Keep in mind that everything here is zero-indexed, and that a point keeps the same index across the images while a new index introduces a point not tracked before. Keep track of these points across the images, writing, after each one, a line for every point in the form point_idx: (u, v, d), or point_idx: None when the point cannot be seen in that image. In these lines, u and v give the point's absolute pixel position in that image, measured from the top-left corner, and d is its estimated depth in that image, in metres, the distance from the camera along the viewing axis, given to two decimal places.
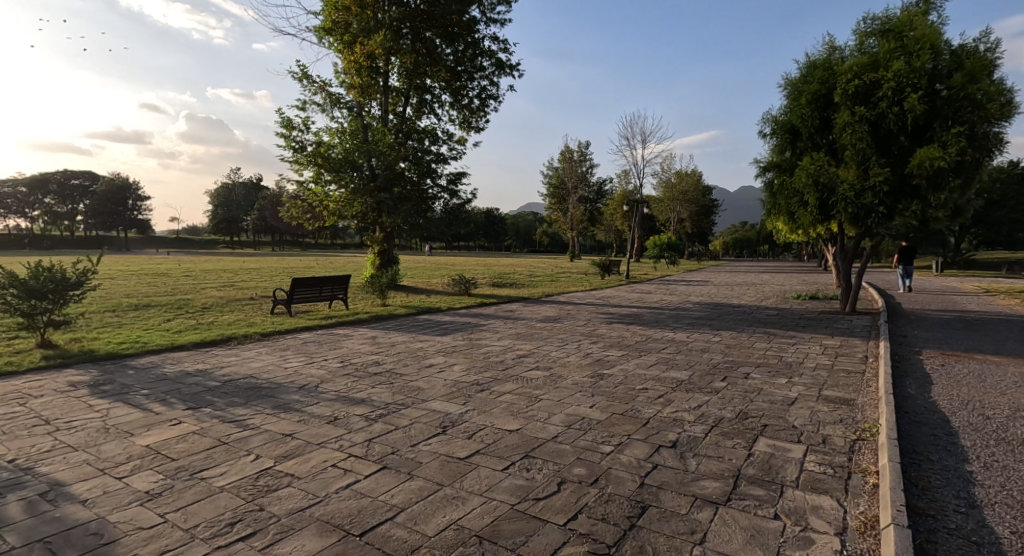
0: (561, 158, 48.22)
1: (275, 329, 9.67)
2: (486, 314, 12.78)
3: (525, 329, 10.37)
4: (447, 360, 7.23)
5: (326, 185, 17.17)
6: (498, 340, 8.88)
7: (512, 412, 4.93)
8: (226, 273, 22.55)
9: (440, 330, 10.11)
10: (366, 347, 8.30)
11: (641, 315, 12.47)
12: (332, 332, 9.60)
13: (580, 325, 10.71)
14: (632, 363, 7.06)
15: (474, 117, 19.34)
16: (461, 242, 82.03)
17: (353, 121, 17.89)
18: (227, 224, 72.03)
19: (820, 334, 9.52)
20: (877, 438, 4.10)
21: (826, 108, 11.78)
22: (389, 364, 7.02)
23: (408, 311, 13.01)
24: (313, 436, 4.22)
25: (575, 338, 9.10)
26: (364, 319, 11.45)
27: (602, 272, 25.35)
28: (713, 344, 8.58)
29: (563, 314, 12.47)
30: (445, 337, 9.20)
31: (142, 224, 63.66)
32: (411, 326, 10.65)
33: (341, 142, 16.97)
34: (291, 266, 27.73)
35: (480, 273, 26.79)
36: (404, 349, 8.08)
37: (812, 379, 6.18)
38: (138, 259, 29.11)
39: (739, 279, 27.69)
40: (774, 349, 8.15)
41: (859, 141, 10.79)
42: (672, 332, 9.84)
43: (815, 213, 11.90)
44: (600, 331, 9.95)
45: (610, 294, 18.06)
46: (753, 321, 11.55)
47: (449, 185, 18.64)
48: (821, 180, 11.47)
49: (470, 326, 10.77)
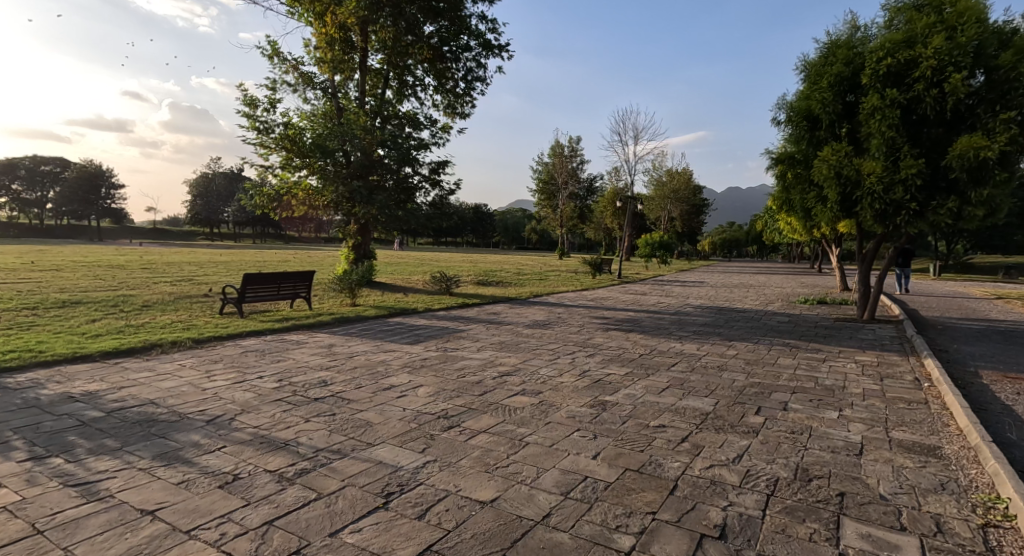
0: (551, 152, 46.91)
1: (216, 334, 8.21)
2: (467, 318, 11.42)
3: (510, 336, 9.04)
4: (412, 379, 5.89)
5: (295, 172, 15.68)
6: (477, 352, 7.53)
7: (487, 467, 3.59)
8: (191, 266, 20.91)
9: (411, 337, 8.73)
10: (318, 359, 6.90)
11: (640, 321, 11.19)
12: (284, 338, 8.17)
13: (573, 332, 9.38)
14: (639, 387, 5.76)
15: (460, 101, 17.99)
16: (448, 238, 80.54)
17: (327, 103, 16.43)
18: (206, 216, 69.85)
19: (850, 348, 8.28)
20: (1014, 525, 2.84)
21: (850, 92, 10.58)
22: (338, 383, 5.64)
23: (380, 312, 11.62)
24: (191, 512, 2.87)
25: (568, 350, 7.79)
26: (327, 322, 10.05)
27: (593, 271, 24.06)
28: (730, 360, 7.30)
29: (553, 319, 11.14)
30: (414, 347, 7.83)
31: (117, 214, 61.38)
32: (378, 332, 9.24)
33: (314, 125, 15.52)
34: (264, 260, 26.15)
35: (465, 270, 25.39)
36: (362, 363, 6.70)
37: (870, 413, 4.90)
38: (100, 250, 27.35)
39: (734, 280, 26.46)
40: (803, 369, 6.88)
41: (888, 128, 9.59)
42: (678, 343, 8.54)
43: (835, 210, 10.72)
44: (595, 341, 8.63)
45: (603, 295, 16.76)
46: (766, 330, 10.29)
47: (431, 174, 17.24)
48: (844, 172, 10.29)
49: (446, 332, 9.40)
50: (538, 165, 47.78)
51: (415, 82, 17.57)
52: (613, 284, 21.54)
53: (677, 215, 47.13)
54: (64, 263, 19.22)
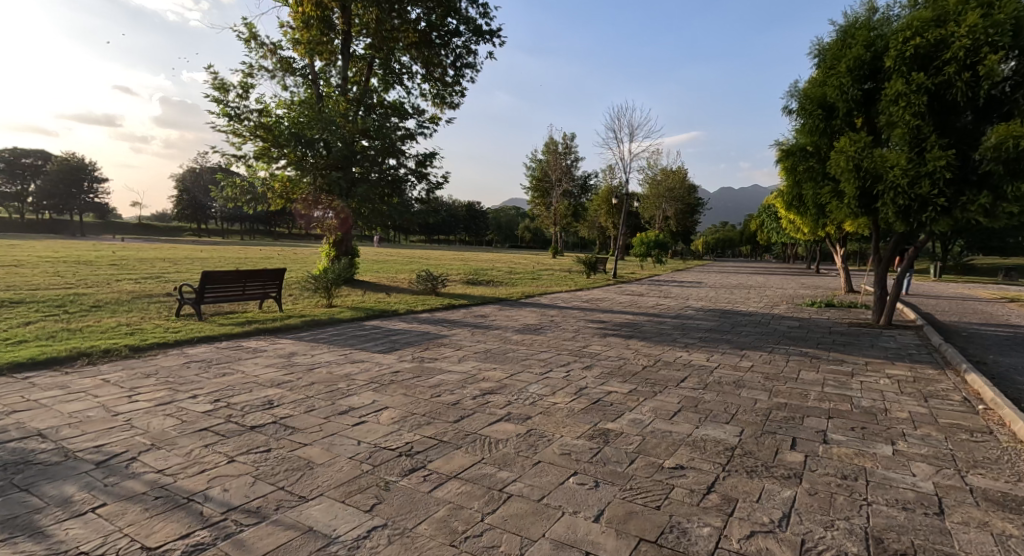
0: (544, 149, 45.95)
1: (162, 339, 7.22)
2: (452, 321, 10.46)
3: (497, 343, 8.10)
4: (377, 399, 4.96)
5: (270, 162, 14.63)
6: (459, 363, 6.61)
7: (454, 539, 2.68)
8: (164, 262, 19.81)
9: (386, 345, 7.78)
10: (271, 371, 5.94)
11: (639, 326, 10.27)
12: (240, 345, 7.21)
13: (566, 339, 8.45)
14: (647, 410, 4.86)
15: (449, 91, 17.05)
16: (440, 236, 79.49)
17: (307, 89, 15.42)
18: (193, 211, 68.31)
19: (875, 360, 7.43)
20: None
21: (869, 78, 9.73)
22: (286, 404, 4.70)
23: (357, 314, 10.67)
24: None
25: (562, 361, 6.87)
26: (296, 325, 9.09)
27: (588, 271, 23.11)
28: (746, 375, 6.41)
29: (546, 323, 10.20)
30: (388, 357, 6.89)
31: (100, 209, 59.84)
32: (350, 338, 8.29)
33: (292, 113, 14.51)
34: (245, 256, 25.08)
35: (455, 268, 24.42)
36: (322, 377, 5.76)
37: (931, 449, 4.00)
38: (72, 245, 26.15)
39: (733, 281, 25.49)
40: (832, 385, 5.99)
41: (914, 116, 8.74)
42: (685, 352, 7.64)
43: (853, 206, 9.88)
44: (592, 350, 7.70)
45: (599, 297, 15.83)
46: (777, 337, 9.42)
47: (418, 167, 16.31)
48: (864, 164, 9.44)
49: (427, 338, 8.45)
50: (532, 162, 46.72)
51: (401, 70, 16.61)
52: (609, 284, 20.63)
53: (672, 214, 46.27)
54: (25, 258, 18.07)
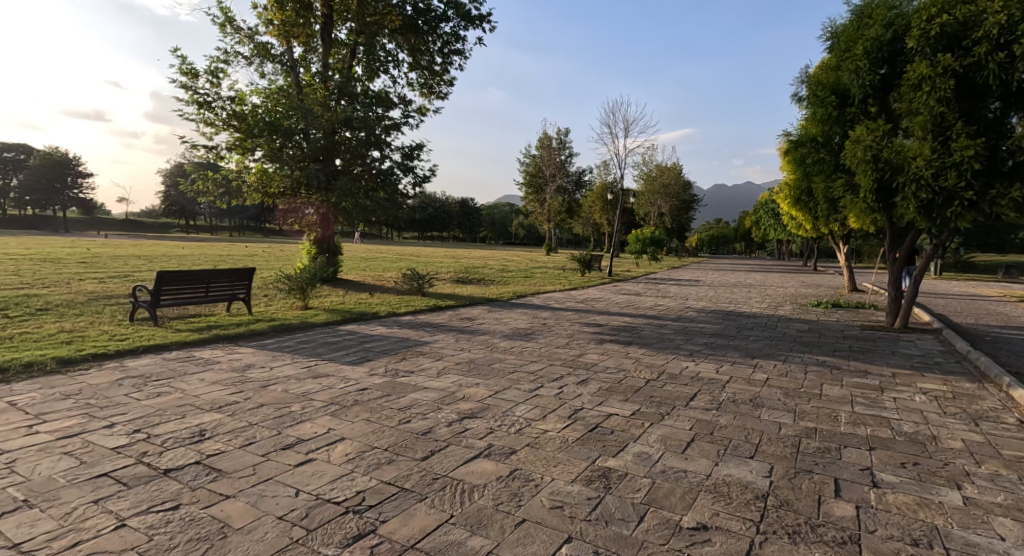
0: (539, 144, 44.96)
1: (101, 349, 6.36)
2: (435, 325, 9.64)
3: (482, 352, 7.31)
4: (334, 427, 4.17)
5: (243, 153, 13.71)
6: (438, 378, 5.82)
7: None
8: (138, 260, 18.86)
9: (358, 354, 6.97)
10: (217, 388, 5.13)
11: (638, 330, 9.49)
12: (191, 355, 6.38)
13: (560, 346, 7.66)
14: (654, 442, 4.08)
15: (437, 80, 16.26)
16: (433, 233, 78.52)
17: (286, 77, 14.52)
18: (181, 207, 66.94)
19: (902, 370, 6.70)
20: None
21: (888, 62, 8.99)
22: (220, 435, 3.90)
23: (333, 317, 9.84)
24: None
25: (554, 375, 6.09)
26: (262, 330, 8.27)
27: (582, 269, 22.26)
28: (763, 391, 5.64)
29: (538, 327, 9.40)
30: (358, 369, 6.09)
31: (84, 203, 58.58)
32: (320, 345, 7.48)
33: (269, 101, 13.59)
34: (227, 254, 24.12)
35: (446, 266, 23.56)
36: (275, 396, 4.95)
37: (1008, 496, 3.25)
38: (44, 241, 25.13)
39: (731, 279, 24.74)
40: (863, 404, 5.25)
41: (939, 101, 7.99)
42: (691, 364, 6.87)
43: (870, 200, 9.14)
44: (588, 359, 6.94)
45: (594, 297, 15.04)
46: (788, 343, 8.68)
47: (404, 160, 15.50)
48: (883, 155, 8.72)
49: (405, 346, 7.65)
50: (525, 157, 45.75)
51: (386, 57, 15.81)
52: (604, 283, 19.82)
53: (667, 211, 45.53)
54: None
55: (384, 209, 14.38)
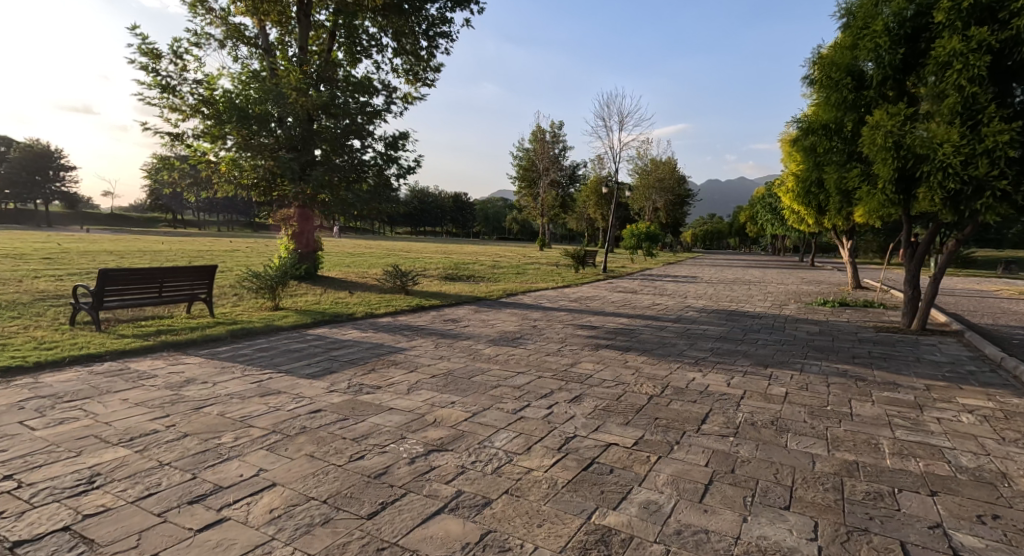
0: (532, 137, 44.00)
1: (18, 360, 5.49)
2: (415, 328, 8.82)
3: (463, 361, 6.50)
4: (267, 468, 3.35)
5: (211, 142, 12.74)
6: (408, 396, 5.00)
7: None
8: (108, 255, 17.86)
9: (322, 364, 6.13)
10: (139, 410, 4.29)
11: (636, 333, 8.70)
12: (125, 367, 5.53)
13: (550, 354, 6.87)
14: (664, 486, 3.29)
15: (422, 66, 15.43)
16: (425, 228, 77.46)
17: (261, 60, 13.60)
18: (166, 202, 65.55)
19: (936, 383, 5.94)
20: None
21: (912, 40, 8.25)
22: (115, 481, 3.08)
23: (304, 319, 9.01)
24: None
25: (543, 391, 5.29)
26: (219, 334, 7.41)
27: (576, 265, 21.46)
28: (785, 411, 4.87)
29: (527, 331, 8.60)
30: (316, 385, 5.25)
31: (67, 197, 57.23)
32: (281, 353, 6.63)
33: (241, 86, 12.65)
34: (207, 249, 23.13)
35: (435, 262, 22.65)
36: (206, 421, 4.11)
37: None
38: (15, 236, 23.97)
39: (729, 276, 23.87)
40: (905, 427, 4.49)
41: (971, 81, 7.24)
42: (698, 376, 6.09)
43: (890, 191, 8.35)
44: (583, 370, 6.15)
45: (588, 295, 14.23)
46: (801, 349, 7.92)
47: (388, 150, 14.65)
48: (905, 141, 7.95)
49: (377, 354, 6.82)
50: (518, 151, 44.73)
51: (369, 41, 14.98)
52: (599, 280, 19.02)
53: (662, 206, 44.80)
54: None
55: (366, 202, 13.54)
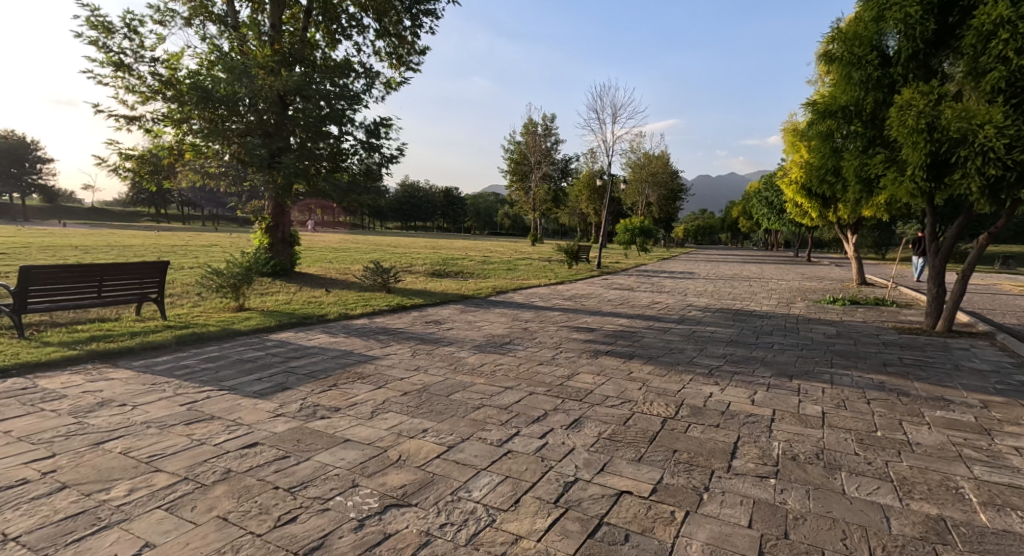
0: (523, 130, 42.98)
1: None
2: (392, 332, 7.88)
3: (442, 374, 5.58)
4: (155, 544, 2.45)
5: (174, 127, 11.66)
6: (370, 422, 4.09)
7: None
8: (71, 251, 16.69)
9: (275, 378, 5.19)
10: (19, 448, 3.34)
11: (638, 337, 7.82)
12: (30, 385, 4.56)
13: (544, 364, 5.98)
14: None
15: (407, 48, 14.48)
16: (415, 224, 76.29)
17: (230, 38, 12.54)
18: (149, 196, 63.94)
19: (993, 398, 5.11)
20: None
21: (944, 12, 7.50)
22: None
23: (268, 322, 8.06)
24: None
25: (535, 413, 4.40)
26: (164, 339, 6.45)
27: (569, 261, 20.58)
28: (828, 438, 4.03)
29: (517, 335, 7.71)
30: (260, 408, 4.31)
31: (45, 190, 55.57)
32: (230, 363, 5.68)
33: (207, 66, 11.63)
34: (181, 244, 21.97)
35: (421, 258, 21.66)
36: (100, 462, 3.17)
37: None
38: None
39: (727, 272, 23.03)
40: (981, 460, 3.65)
41: (1018, 53, 6.43)
42: (715, 391, 5.23)
43: (920, 177, 7.51)
44: (582, 384, 5.27)
45: (583, 293, 13.34)
46: (823, 354, 7.08)
47: (369, 137, 13.68)
48: (939, 122, 7.12)
49: (344, 364, 5.89)
50: (509, 144, 43.74)
51: (348, 21, 13.96)
52: (593, 276, 18.15)
53: (655, 200, 44.14)
54: None
55: (343, 192, 12.55)
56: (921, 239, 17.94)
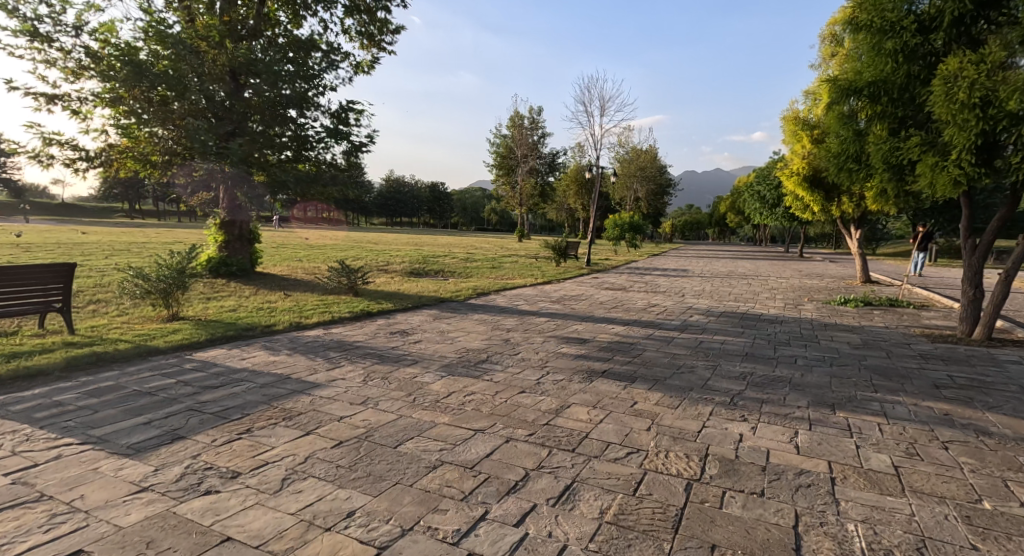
0: (509, 123, 41.58)
1: None
2: (347, 347, 6.60)
3: (395, 409, 4.33)
4: None
5: (109, 108, 10.27)
6: (274, 501, 2.85)
7: None
8: (9, 249, 15.10)
9: (169, 422, 3.92)
10: None
11: (638, 351, 6.62)
12: None
13: (526, 393, 4.76)
14: None
15: (378, 25, 13.14)
16: (400, 220, 74.61)
17: (175, 9, 11.16)
18: (123, 192, 61.53)
19: None
20: None
21: None
22: None
23: (200, 335, 6.73)
24: None
25: (511, 478, 3.18)
26: (50, 362, 5.12)
27: (557, 258, 19.35)
28: (923, 515, 2.88)
29: (495, 349, 6.47)
30: (123, 477, 3.04)
31: (8, 183, 53.19)
32: (120, 397, 4.39)
33: (147, 39, 10.26)
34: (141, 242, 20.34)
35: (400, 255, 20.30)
36: None
37: None
38: None
39: (722, 270, 21.92)
40: None
41: None
42: (747, 431, 4.05)
43: (968, 162, 6.44)
44: (575, 424, 4.06)
45: (572, 294, 12.13)
46: (860, 372, 5.94)
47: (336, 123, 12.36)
48: (992, 96, 6.03)
49: (272, 396, 4.61)
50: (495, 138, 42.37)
51: None
52: (581, 275, 16.95)
53: (643, 195, 43.09)
54: None
55: (304, 182, 11.35)
56: (927, 232, 16.93)
